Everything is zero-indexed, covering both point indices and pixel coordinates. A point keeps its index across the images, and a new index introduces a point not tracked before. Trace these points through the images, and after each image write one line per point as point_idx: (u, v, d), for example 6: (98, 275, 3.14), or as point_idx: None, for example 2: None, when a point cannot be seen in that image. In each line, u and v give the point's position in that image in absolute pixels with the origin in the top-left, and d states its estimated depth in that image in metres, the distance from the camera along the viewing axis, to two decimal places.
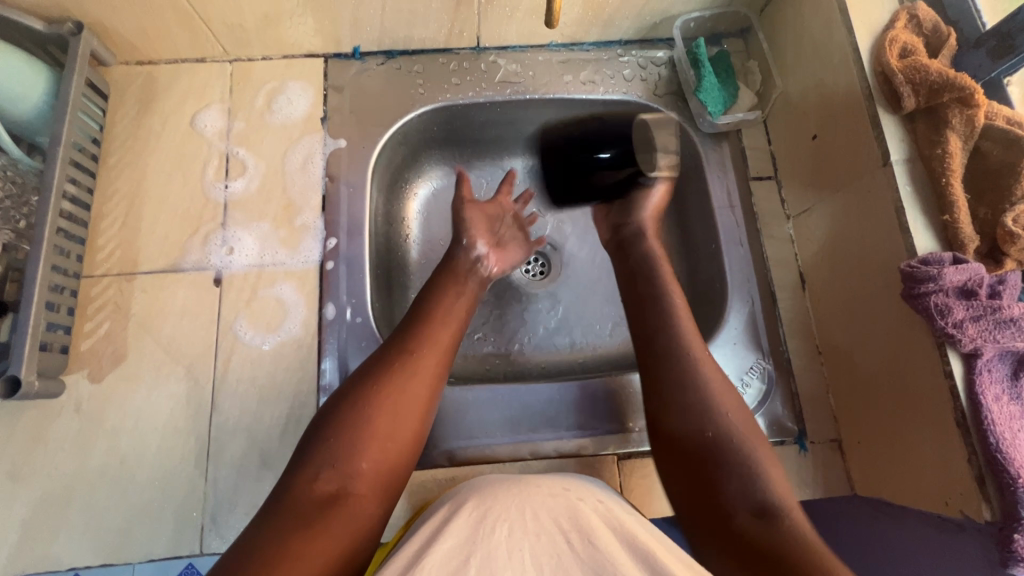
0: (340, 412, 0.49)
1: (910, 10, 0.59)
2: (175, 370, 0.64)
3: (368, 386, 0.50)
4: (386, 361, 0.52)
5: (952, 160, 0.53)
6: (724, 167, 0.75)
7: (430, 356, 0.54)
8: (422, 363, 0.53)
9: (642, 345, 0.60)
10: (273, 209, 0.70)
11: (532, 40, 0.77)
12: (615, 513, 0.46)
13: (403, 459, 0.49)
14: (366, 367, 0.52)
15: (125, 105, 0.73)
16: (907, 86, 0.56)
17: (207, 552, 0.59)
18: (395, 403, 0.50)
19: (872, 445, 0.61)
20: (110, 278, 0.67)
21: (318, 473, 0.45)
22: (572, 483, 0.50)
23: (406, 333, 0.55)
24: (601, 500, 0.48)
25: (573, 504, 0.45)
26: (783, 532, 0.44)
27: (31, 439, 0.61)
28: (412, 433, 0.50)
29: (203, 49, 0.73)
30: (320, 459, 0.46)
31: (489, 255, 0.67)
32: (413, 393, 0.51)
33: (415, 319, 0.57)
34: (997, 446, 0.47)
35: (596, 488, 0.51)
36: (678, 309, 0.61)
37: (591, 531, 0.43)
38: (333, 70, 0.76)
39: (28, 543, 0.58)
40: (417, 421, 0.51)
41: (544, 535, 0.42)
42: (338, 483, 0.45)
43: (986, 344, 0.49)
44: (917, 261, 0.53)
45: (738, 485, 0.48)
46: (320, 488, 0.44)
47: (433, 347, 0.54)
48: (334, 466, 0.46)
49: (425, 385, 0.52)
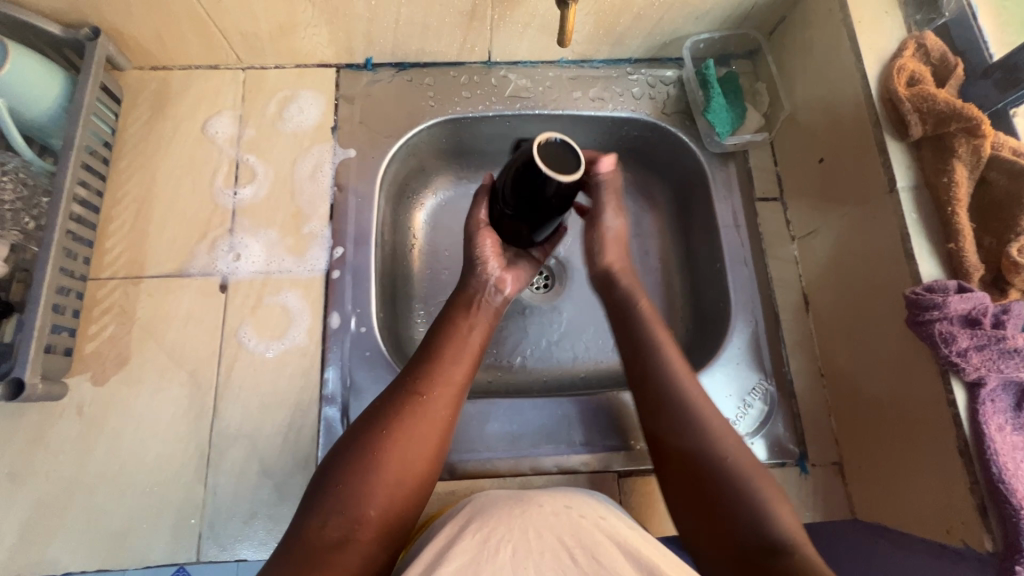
0: (350, 454, 0.49)
1: (918, 38, 0.60)
2: (178, 375, 0.64)
3: (377, 430, 0.50)
4: (396, 403, 0.52)
5: (958, 188, 0.54)
6: (730, 186, 0.76)
7: (440, 397, 0.53)
8: (433, 406, 0.52)
9: (638, 390, 0.57)
10: (281, 216, 0.71)
11: (542, 56, 0.78)
12: (618, 529, 0.46)
13: (412, 501, 0.49)
14: (376, 408, 0.52)
15: (138, 109, 0.73)
16: (915, 114, 0.56)
17: (204, 560, 0.59)
18: (403, 448, 0.49)
19: (874, 470, 0.60)
20: (117, 281, 0.67)
21: (327, 518, 0.45)
22: (570, 496, 0.50)
23: (417, 371, 0.54)
24: (602, 516, 0.47)
25: (575, 521, 0.46)
26: (797, 565, 0.43)
27: (31, 441, 0.61)
28: (422, 475, 0.50)
29: (217, 57, 0.74)
30: (328, 504, 0.46)
31: (503, 278, 0.63)
32: (425, 437, 0.51)
33: (425, 356, 0.56)
34: (999, 476, 0.47)
35: (597, 503, 0.51)
36: (674, 362, 0.57)
37: (595, 548, 0.43)
38: (345, 80, 0.77)
39: (24, 546, 0.58)
40: (427, 465, 0.50)
41: (548, 554, 0.42)
42: (347, 529, 0.45)
43: (991, 374, 0.49)
44: (922, 288, 0.53)
45: (752, 526, 0.46)
46: (328, 533, 0.45)
47: (444, 387, 0.54)
48: (343, 513, 0.45)
49: (434, 428, 0.51)
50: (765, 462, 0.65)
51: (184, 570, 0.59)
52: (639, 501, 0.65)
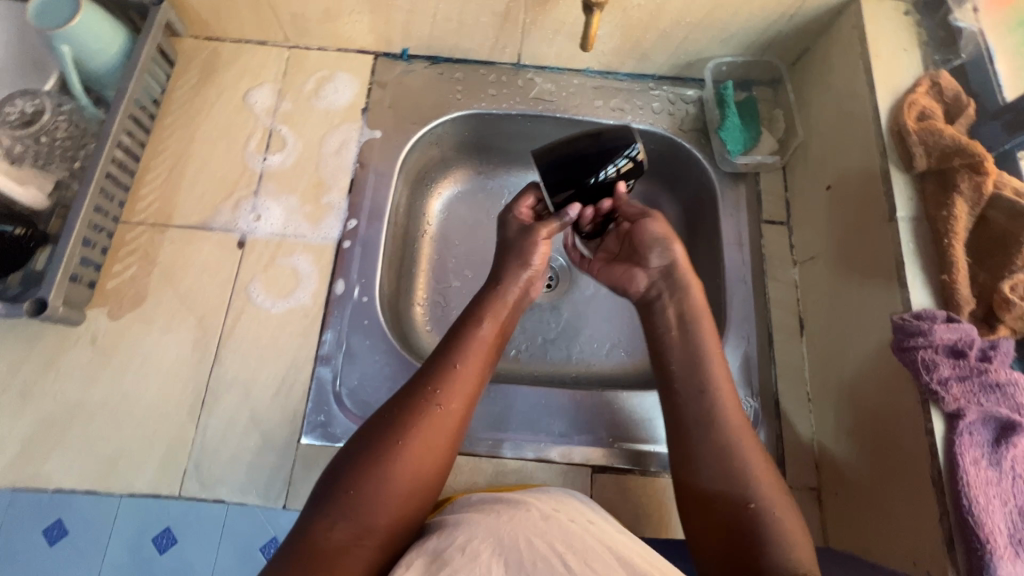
0: (359, 459, 0.50)
1: (932, 77, 0.62)
2: (187, 319, 0.68)
3: (389, 436, 0.51)
4: (410, 411, 0.53)
5: (956, 222, 0.54)
6: (738, 206, 0.77)
7: (454, 409, 0.54)
8: (447, 417, 0.53)
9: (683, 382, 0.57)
10: (303, 185, 0.75)
11: (569, 63, 0.81)
12: (606, 534, 0.49)
13: (417, 509, 0.51)
14: (388, 413, 0.53)
15: (187, 74, 0.79)
16: (920, 147, 0.57)
17: (185, 495, 0.62)
18: (414, 458, 0.51)
19: (850, 498, 0.60)
20: (145, 227, 0.71)
21: (335, 521, 0.47)
22: (560, 499, 0.52)
23: (433, 377, 0.55)
24: (590, 521, 0.50)
25: (566, 527, 0.47)
26: None
27: (45, 363, 0.65)
28: (429, 486, 0.51)
29: (266, 33, 0.79)
30: (336, 507, 0.48)
31: (537, 277, 0.65)
32: (436, 447, 0.52)
33: (442, 361, 0.56)
34: (969, 509, 0.47)
35: (584, 507, 0.53)
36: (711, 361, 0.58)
37: (587, 553, 0.45)
38: (380, 67, 0.81)
39: (25, 459, 0.62)
40: (434, 476, 0.52)
41: (540, 564, 0.44)
42: (353, 534, 0.47)
43: (969, 406, 0.49)
44: (910, 315, 0.53)
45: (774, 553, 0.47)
46: (336, 536, 0.47)
47: (458, 398, 0.55)
48: (350, 518, 0.47)
49: (446, 438, 0.53)
50: None
51: (169, 531, 0.61)
52: (609, 499, 0.65)
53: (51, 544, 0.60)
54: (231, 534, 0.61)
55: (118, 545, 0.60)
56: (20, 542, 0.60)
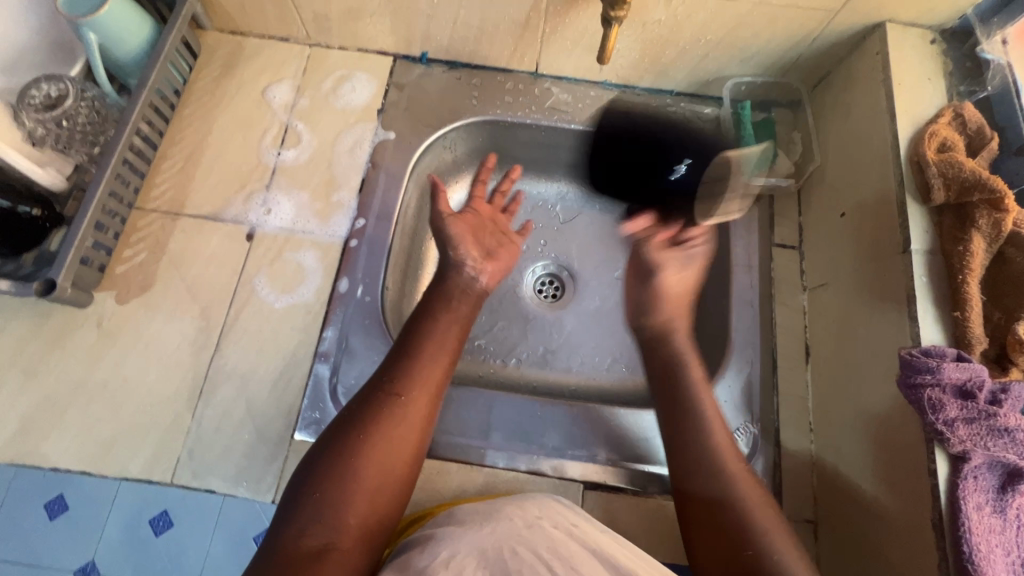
0: (326, 460, 0.50)
1: (957, 108, 0.60)
2: (192, 307, 0.69)
3: (355, 434, 0.51)
4: (373, 408, 0.53)
5: (972, 258, 0.53)
6: (749, 227, 0.76)
7: (417, 401, 0.55)
8: (410, 409, 0.54)
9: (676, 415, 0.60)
10: (315, 182, 0.75)
11: (586, 75, 0.81)
12: (592, 536, 0.49)
13: (389, 507, 0.51)
14: (353, 412, 0.53)
15: (209, 66, 0.80)
16: (939, 179, 0.56)
17: (176, 483, 0.62)
18: (380, 454, 0.51)
19: (848, 534, 0.58)
20: (158, 214, 0.73)
21: (305, 525, 0.47)
22: (547, 508, 0.52)
23: (394, 372, 0.56)
24: (575, 524, 0.51)
25: (550, 534, 0.48)
26: None
27: (51, 342, 0.66)
28: (400, 482, 0.52)
29: (289, 30, 0.80)
30: (306, 511, 0.47)
31: (483, 267, 0.69)
32: (403, 441, 0.52)
33: (402, 356, 0.57)
34: (969, 556, 0.45)
35: (570, 510, 0.54)
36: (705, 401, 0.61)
37: (574, 559, 0.46)
38: (399, 69, 0.82)
39: (24, 436, 0.63)
40: (404, 470, 0.52)
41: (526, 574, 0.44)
42: (325, 537, 0.46)
43: (975, 449, 0.47)
44: (918, 350, 0.51)
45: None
46: (308, 541, 0.46)
47: (420, 390, 0.55)
48: (321, 521, 0.47)
49: (412, 432, 0.53)
50: None
51: (167, 515, 0.61)
52: (600, 518, 0.64)
53: (52, 519, 0.61)
54: (225, 524, 0.61)
55: (114, 525, 0.61)
56: (21, 514, 0.61)
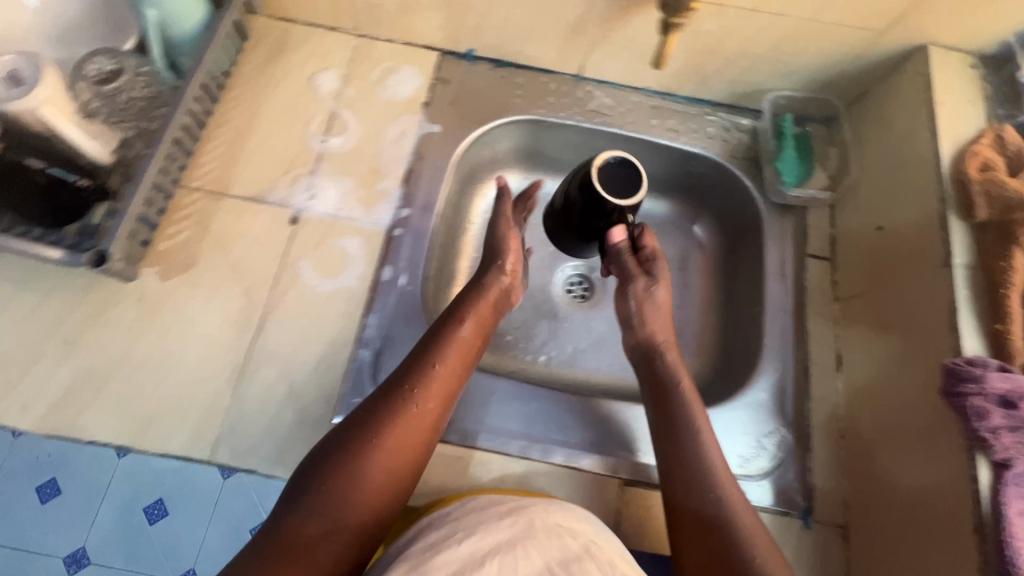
0: (338, 453, 0.51)
1: (998, 131, 0.63)
2: (234, 288, 0.69)
3: (367, 432, 0.52)
4: (388, 407, 0.54)
5: (1015, 274, 0.55)
6: (784, 237, 0.77)
7: (431, 409, 0.55)
8: (423, 414, 0.55)
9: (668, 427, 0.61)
10: (360, 170, 0.76)
11: (629, 80, 0.82)
12: (602, 549, 0.50)
13: (389, 507, 0.52)
14: (367, 409, 0.54)
15: (257, 51, 0.81)
16: (982, 198, 0.58)
17: (215, 462, 0.62)
18: (389, 454, 0.52)
19: (880, 538, 0.59)
20: (203, 194, 0.73)
21: (308, 515, 0.48)
22: (559, 511, 0.53)
23: (411, 374, 0.56)
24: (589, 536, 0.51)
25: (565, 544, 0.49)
26: None
27: (93, 315, 0.66)
28: (403, 484, 0.52)
29: (339, 20, 0.81)
30: (310, 501, 0.48)
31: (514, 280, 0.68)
32: (411, 445, 0.53)
33: (422, 359, 0.58)
34: (1011, 561, 0.47)
35: (581, 515, 0.54)
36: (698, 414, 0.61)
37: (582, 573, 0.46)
38: (445, 64, 0.83)
39: (62, 408, 0.62)
40: (409, 473, 0.53)
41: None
42: (324, 528, 0.48)
43: (1018, 456, 0.50)
44: (962, 360, 0.53)
45: None
46: (310, 529, 0.47)
47: (434, 397, 0.56)
48: (323, 513, 0.48)
49: (421, 437, 0.54)
50: (770, 507, 0.64)
51: (161, 503, 0.60)
52: (635, 514, 0.65)
53: (43, 504, 0.60)
54: (224, 510, 0.61)
55: (107, 512, 0.60)
56: (10, 497, 0.60)
